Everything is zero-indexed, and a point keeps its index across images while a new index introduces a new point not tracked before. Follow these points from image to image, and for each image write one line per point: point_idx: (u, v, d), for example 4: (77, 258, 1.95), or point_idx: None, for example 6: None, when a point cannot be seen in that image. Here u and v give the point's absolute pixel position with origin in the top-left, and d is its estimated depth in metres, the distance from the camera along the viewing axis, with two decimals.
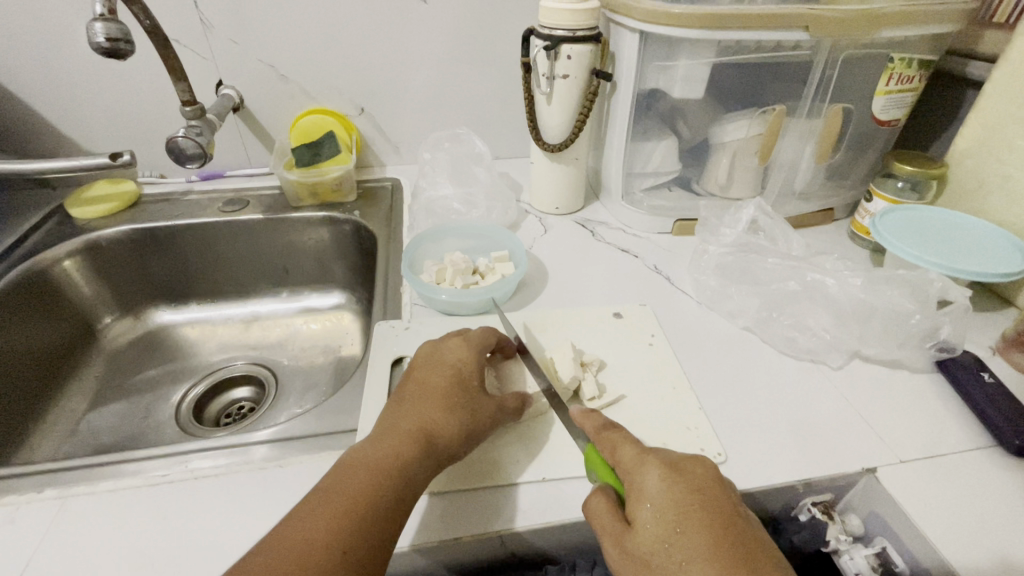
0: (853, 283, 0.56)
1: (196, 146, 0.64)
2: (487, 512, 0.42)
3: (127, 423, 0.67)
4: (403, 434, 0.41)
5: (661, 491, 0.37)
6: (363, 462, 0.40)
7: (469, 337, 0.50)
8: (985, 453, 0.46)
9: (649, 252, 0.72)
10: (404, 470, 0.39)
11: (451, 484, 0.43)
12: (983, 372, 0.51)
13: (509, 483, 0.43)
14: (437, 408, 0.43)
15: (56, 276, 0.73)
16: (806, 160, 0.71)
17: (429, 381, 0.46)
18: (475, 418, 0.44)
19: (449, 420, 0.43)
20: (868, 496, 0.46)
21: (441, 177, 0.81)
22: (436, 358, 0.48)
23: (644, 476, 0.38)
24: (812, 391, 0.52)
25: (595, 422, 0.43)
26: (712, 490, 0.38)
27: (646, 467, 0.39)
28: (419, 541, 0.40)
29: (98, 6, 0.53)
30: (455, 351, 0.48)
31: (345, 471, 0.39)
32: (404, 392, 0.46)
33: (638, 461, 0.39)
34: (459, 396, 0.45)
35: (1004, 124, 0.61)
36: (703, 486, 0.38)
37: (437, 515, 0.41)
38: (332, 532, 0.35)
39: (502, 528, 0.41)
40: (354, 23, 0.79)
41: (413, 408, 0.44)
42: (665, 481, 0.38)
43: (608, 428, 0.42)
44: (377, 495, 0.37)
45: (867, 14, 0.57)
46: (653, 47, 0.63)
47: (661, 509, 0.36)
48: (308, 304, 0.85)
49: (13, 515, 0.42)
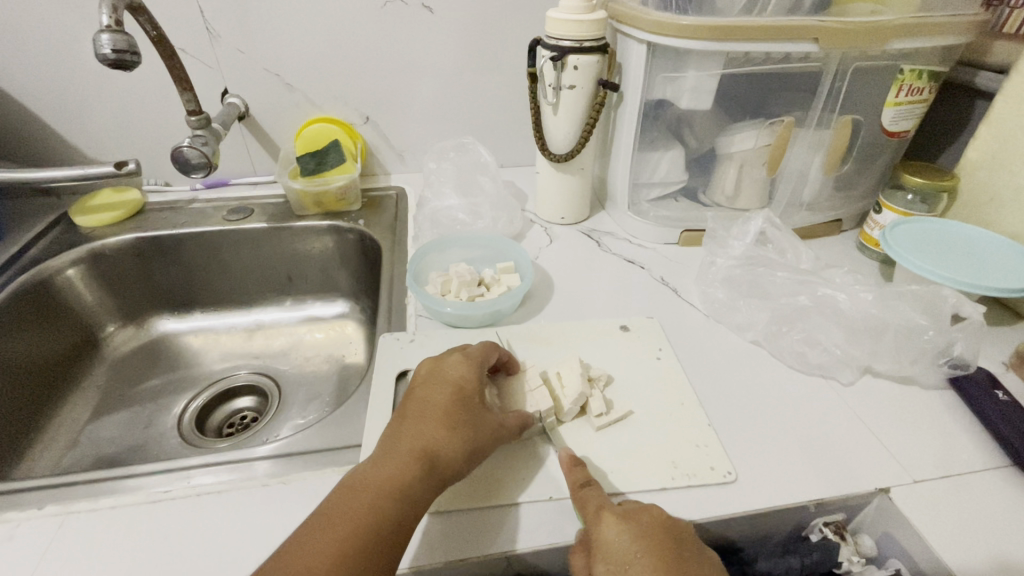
0: (863, 297, 0.56)
1: (201, 155, 0.64)
2: (486, 532, 0.41)
3: (129, 433, 0.66)
4: (403, 454, 0.40)
5: (610, 542, 0.37)
6: (362, 484, 0.39)
7: (469, 352, 0.49)
8: (999, 473, 0.45)
9: (656, 263, 0.72)
10: (408, 490, 0.38)
11: (452, 503, 0.42)
12: (997, 389, 0.50)
13: (510, 503, 0.43)
14: (438, 426, 0.42)
15: (58, 285, 0.72)
16: (814, 171, 0.70)
17: (428, 398, 0.45)
18: (477, 436, 0.43)
19: (451, 438, 0.42)
20: (882, 517, 0.45)
21: (446, 187, 0.80)
22: (437, 374, 0.47)
23: (597, 528, 0.38)
24: (822, 408, 0.51)
25: (575, 476, 0.42)
26: (661, 539, 0.37)
27: (601, 518, 0.38)
28: (417, 564, 0.39)
29: (105, 18, 0.53)
30: (456, 366, 0.47)
31: (345, 493, 0.38)
32: (404, 410, 0.45)
33: (596, 512, 0.39)
34: (460, 414, 0.44)
35: (1015, 136, 0.61)
36: (653, 535, 0.37)
37: (437, 535, 0.41)
38: (334, 559, 0.34)
39: (506, 549, 0.40)
40: (360, 32, 0.79)
41: (413, 426, 0.43)
42: (615, 532, 0.37)
43: (585, 484, 0.42)
44: (379, 518, 0.37)
45: (877, 26, 0.57)
46: (661, 58, 0.63)
47: (613, 559, 0.36)
48: (311, 313, 0.85)
49: (13, 531, 0.41)
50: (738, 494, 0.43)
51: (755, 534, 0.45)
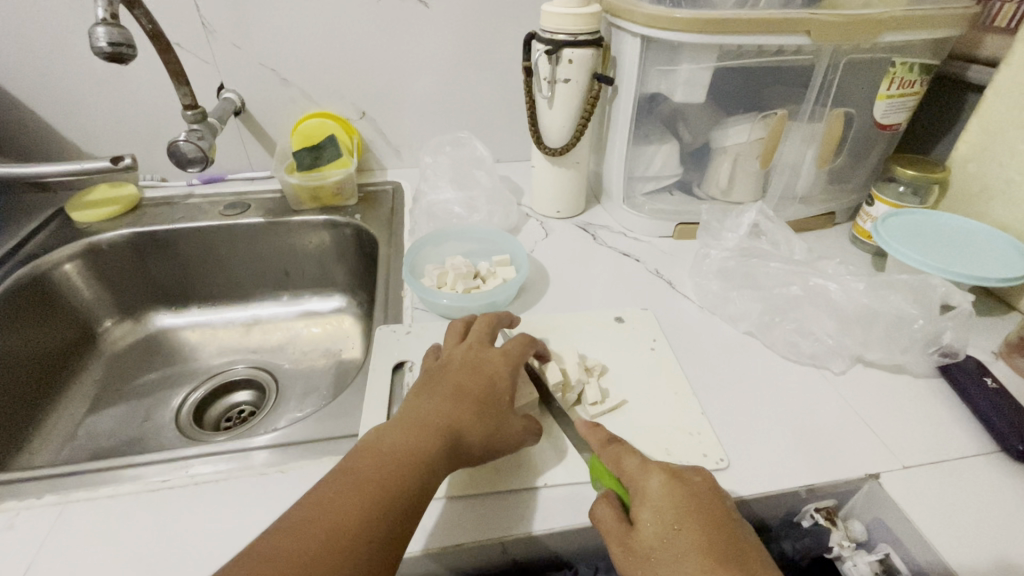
0: (854, 287, 0.56)
1: (198, 149, 0.64)
2: (500, 518, 0.41)
3: (127, 426, 0.66)
4: (430, 431, 0.41)
5: (661, 494, 0.38)
6: (390, 452, 0.39)
7: (508, 350, 0.48)
8: (988, 459, 0.46)
9: (650, 256, 0.72)
10: (430, 469, 0.39)
11: (466, 488, 0.43)
12: (986, 377, 0.51)
13: (524, 488, 0.43)
14: (468, 413, 0.42)
15: (56, 280, 0.73)
16: (808, 164, 0.71)
17: (462, 383, 0.45)
18: (500, 433, 0.43)
19: (477, 427, 0.42)
20: (872, 502, 0.45)
21: (442, 180, 0.80)
22: (474, 360, 0.47)
23: (646, 481, 0.39)
24: (815, 396, 0.52)
25: (600, 435, 0.43)
26: (709, 494, 0.39)
27: (648, 474, 0.40)
28: (431, 544, 0.40)
29: (101, 11, 0.53)
30: (494, 359, 0.47)
31: (368, 460, 0.38)
32: (435, 386, 0.45)
33: (641, 468, 0.40)
34: (489, 408, 0.43)
35: (1004, 129, 0.61)
36: (701, 491, 0.39)
37: (449, 519, 0.41)
38: (358, 521, 0.35)
39: (511, 533, 0.41)
40: (356, 27, 0.79)
41: (443, 405, 0.43)
42: (665, 486, 0.39)
43: (612, 441, 0.43)
44: (402, 490, 0.37)
45: (869, 19, 0.57)
46: (655, 52, 0.63)
47: (662, 510, 0.37)
48: (308, 308, 0.85)
49: (12, 520, 0.42)
50: (731, 480, 0.44)
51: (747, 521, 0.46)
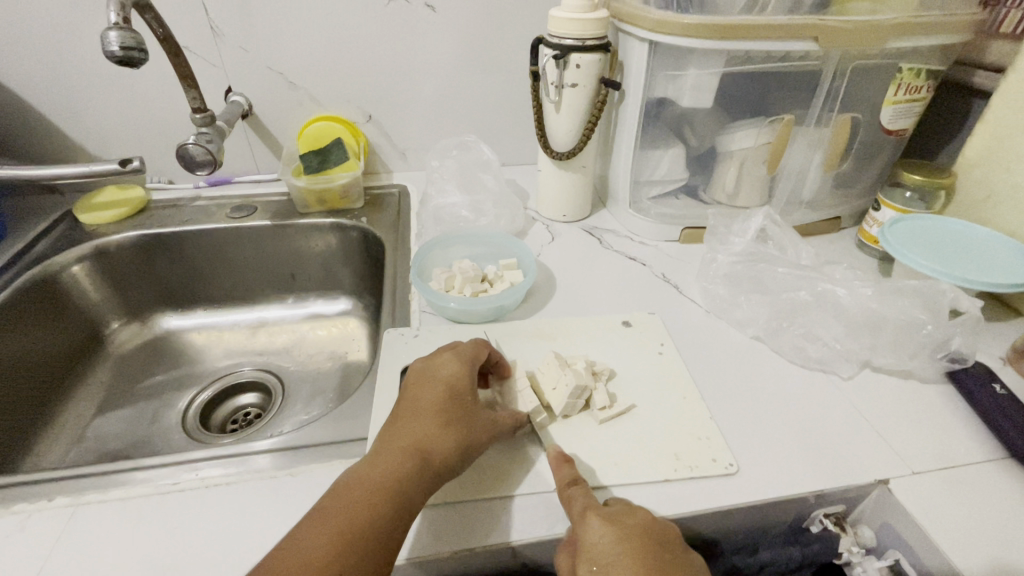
0: (863, 292, 0.56)
1: (207, 153, 0.64)
2: (482, 525, 0.42)
3: (135, 428, 0.66)
4: (396, 452, 0.41)
5: (598, 542, 0.37)
6: (357, 481, 0.39)
7: (461, 351, 0.49)
8: (999, 465, 0.46)
9: (657, 260, 0.72)
10: (401, 487, 0.39)
11: (450, 496, 0.43)
12: (994, 382, 0.51)
13: (506, 495, 0.43)
14: (431, 424, 0.43)
15: (65, 281, 0.73)
16: (814, 170, 0.71)
17: (421, 397, 0.45)
18: (469, 435, 0.43)
19: (444, 436, 0.42)
20: (881, 508, 0.46)
21: (449, 185, 0.81)
22: (429, 372, 0.47)
23: (587, 527, 0.38)
24: (823, 401, 0.52)
25: (564, 476, 0.42)
26: (649, 543, 0.37)
27: (589, 518, 0.38)
28: (415, 553, 0.40)
29: (113, 15, 0.53)
30: (447, 366, 0.48)
31: (338, 491, 0.39)
32: (397, 410, 0.46)
33: (584, 513, 0.39)
34: (453, 411, 0.44)
35: (1012, 134, 0.61)
36: (641, 539, 0.37)
37: (434, 527, 0.41)
38: (328, 556, 0.35)
39: (502, 541, 0.41)
40: (363, 31, 0.79)
41: (405, 426, 0.43)
42: (603, 531, 0.37)
43: (572, 484, 0.42)
44: (373, 514, 0.37)
45: (878, 25, 0.57)
46: (663, 57, 0.63)
47: (596, 561, 0.36)
48: (313, 311, 0.85)
49: (25, 522, 0.42)
50: (740, 486, 0.44)
51: (759, 524, 0.46)
